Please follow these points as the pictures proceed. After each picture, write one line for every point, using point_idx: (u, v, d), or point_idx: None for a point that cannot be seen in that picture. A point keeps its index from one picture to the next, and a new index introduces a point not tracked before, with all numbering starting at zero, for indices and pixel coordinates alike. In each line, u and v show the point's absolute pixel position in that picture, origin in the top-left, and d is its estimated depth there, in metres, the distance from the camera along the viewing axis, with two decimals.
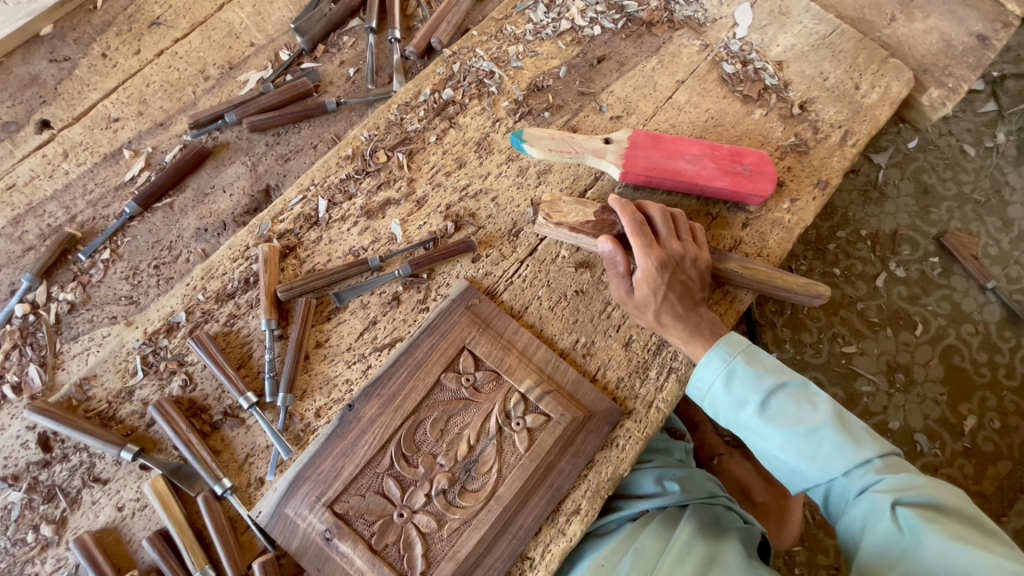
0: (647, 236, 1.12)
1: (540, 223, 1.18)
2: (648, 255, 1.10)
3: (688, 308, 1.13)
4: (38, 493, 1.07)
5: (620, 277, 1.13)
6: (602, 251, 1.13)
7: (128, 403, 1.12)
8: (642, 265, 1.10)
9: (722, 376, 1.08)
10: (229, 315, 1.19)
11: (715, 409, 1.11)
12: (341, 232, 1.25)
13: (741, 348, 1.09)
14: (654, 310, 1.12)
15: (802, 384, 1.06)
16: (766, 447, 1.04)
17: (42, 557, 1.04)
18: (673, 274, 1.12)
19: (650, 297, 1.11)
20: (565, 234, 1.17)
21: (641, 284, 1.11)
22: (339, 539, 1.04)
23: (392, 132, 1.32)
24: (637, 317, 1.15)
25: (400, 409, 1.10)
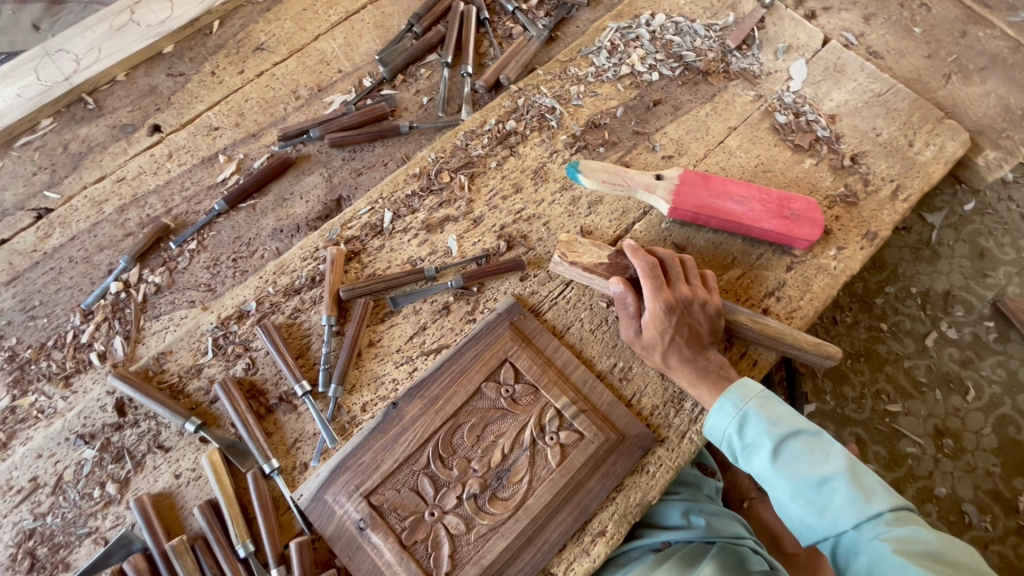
0: (657, 279, 1.16)
1: (556, 261, 1.24)
2: (656, 298, 1.14)
3: (695, 352, 1.16)
4: (108, 453, 1.17)
5: (629, 318, 1.17)
6: (613, 291, 1.17)
7: (197, 379, 1.23)
8: (649, 307, 1.14)
9: (734, 421, 1.09)
10: (294, 309, 1.29)
11: (728, 452, 1.12)
12: (402, 242, 1.35)
13: (754, 393, 1.10)
14: (661, 352, 1.15)
15: (814, 432, 1.06)
16: (777, 495, 1.04)
17: (104, 512, 1.13)
18: (681, 317, 1.15)
19: (657, 338, 1.14)
20: (578, 274, 1.23)
21: (647, 326, 1.14)
22: (371, 530, 1.09)
23: (457, 155, 1.44)
24: (646, 357, 1.18)
25: (438, 413, 1.16)
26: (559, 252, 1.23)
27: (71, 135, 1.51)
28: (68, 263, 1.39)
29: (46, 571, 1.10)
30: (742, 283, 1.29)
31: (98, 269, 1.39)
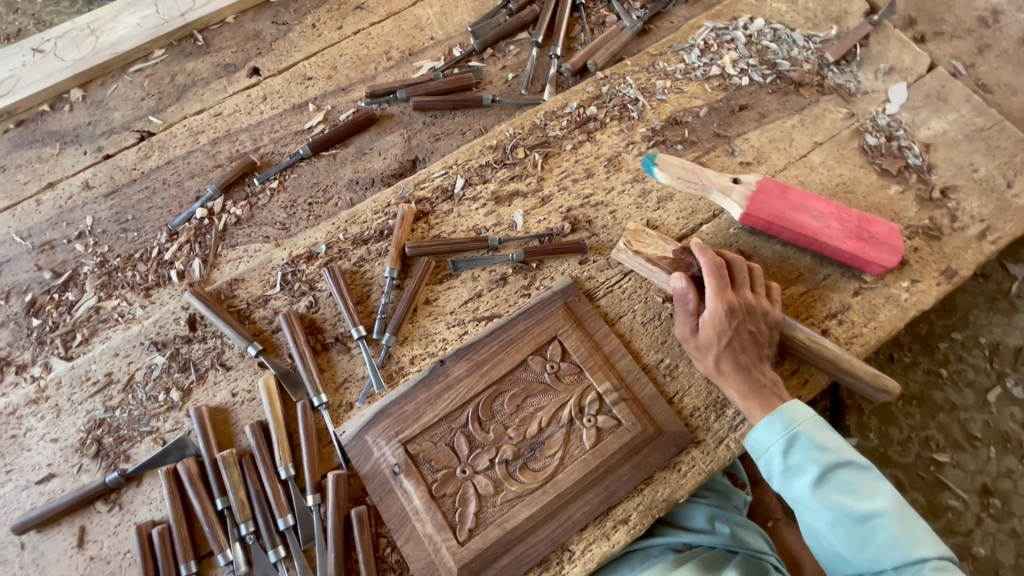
0: (722, 280, 1.15)
1: (620, 248, 1.25)
2: (719, 298, 1.13)
3: (750, 361, 1.14)
4: (176, 362, 1.26)
5: (686, 315, 1.16)
6: (674, 286, 1.17)
7: (262, 309, 1.30)
8: (710, 307, 1.13)
9: (781, 442, 1.07)
10: (360, 258, 1.34)
11: (766, 471, 1.09)
12: (469, 209, 1.39)
13: (806, 417, 1.08)
14: (714, 355, 1.14)
15: (862, 466, 1.04)
16: (814, 523, 1.02)
17: (166, 415, 1.22)
18: (741, 323, 1.14)
19: (713, 339, 1.13)
20: (640, 264, 1.23)
21: (705, 325, 1.13)
22: (404, 476, 1.13)
23: (534, 134, 1.46)
24: (697, 359, 1.17)
25: (483, 377, 1.19)
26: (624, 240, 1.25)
27: (178, 68, 1.61)
28: (162, 185, 1.49)
29: (109, 459, 1.19)
30: (805, 300, 1.27)
31: (187, 194, 1.48)
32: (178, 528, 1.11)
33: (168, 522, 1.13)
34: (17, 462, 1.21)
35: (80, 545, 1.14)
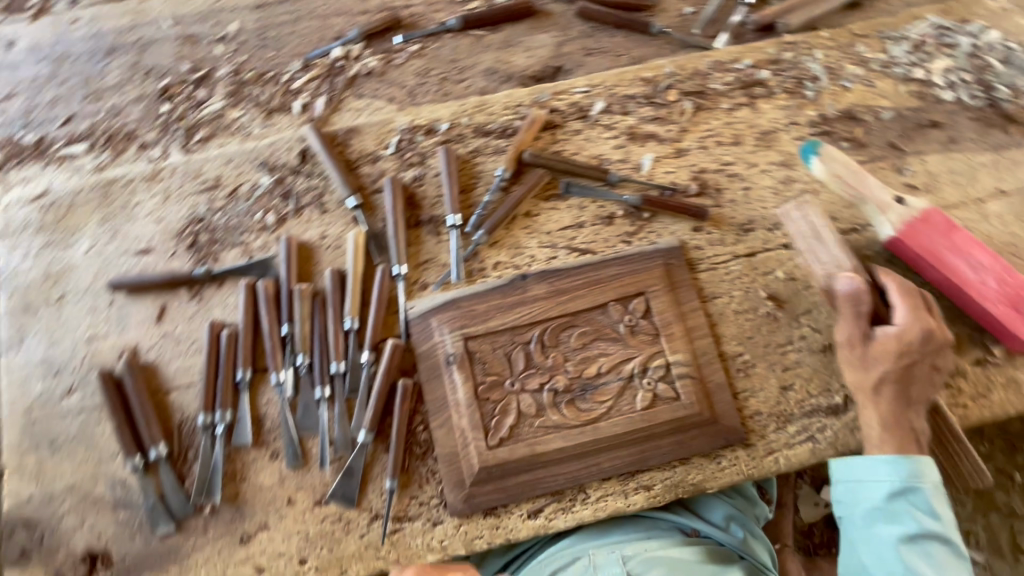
0: (920, 304, 1.11)
1: (791, 211, 1.17)
2: (916, 318, 1.08)
3: (910, 392, 1.09)
4: (279, 188, 1.29)
5: (861, 318, 1.09)
6: (839, 285, 1.10)
7: (370, 166, 1.29)
8: (908, 322, 1.08)
9: (896, 485, 1.06)
10: (476, 148, 1.30)
11: (857, 499, 1.09)
12: (600, 136, 1.30)
13: (931, 478, 1.06)
14: (885, 369, 1.08)
15: (952, 549, 1.05)
16: (875, 565, 1.06)
17: (257, 234, 1.26)
18: (926, 353, 1.08)
19: (890, 355, 1.08)
20: (807, 237, 1.15)
21: (888, 337, 1.08)
22: (456, 368, 1.15)
23: (693, 80, 1.33)
24: (853, 368, 1.11)
25: (559, 305, 1.17)
26: (800, 201, 1.17)
27: None
28: (309, 13, 1.47)
29: (200, 255, 1.26)
30: None
31: (329, 31, 1.45)
32: (244, 337, 1.18)
33: (237, 329, 1.20)
34: (121, 228, 1.29)
35: (158, 320, 1.23)
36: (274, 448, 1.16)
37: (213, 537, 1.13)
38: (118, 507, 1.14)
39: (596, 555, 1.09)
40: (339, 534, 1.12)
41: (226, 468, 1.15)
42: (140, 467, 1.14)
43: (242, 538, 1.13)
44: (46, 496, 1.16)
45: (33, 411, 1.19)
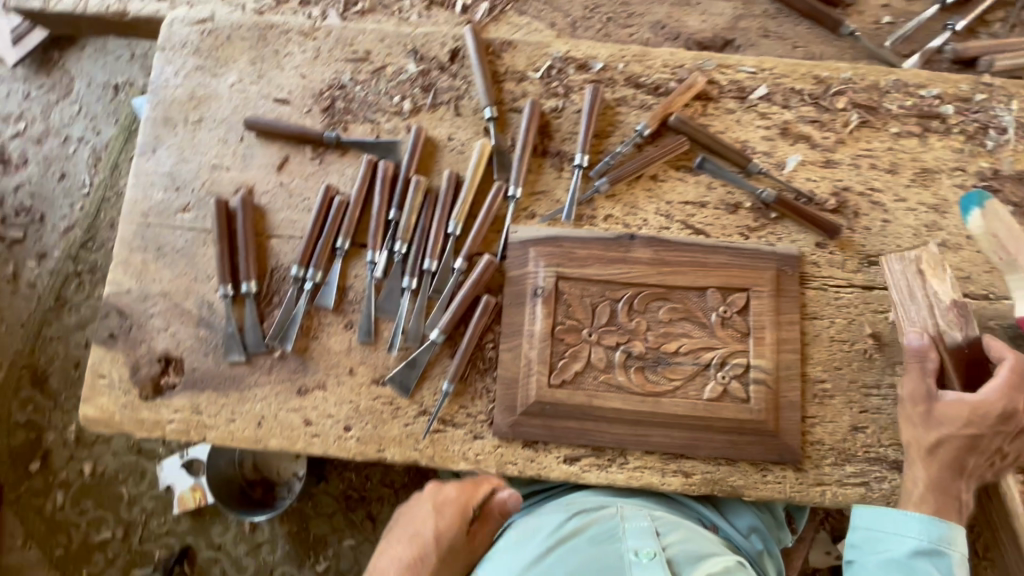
0: (1010, 384, 1.04)
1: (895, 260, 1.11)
2: (998, 394, 1.03)
3: (966, 462, 1.05)
4: (421, 79, 1.29)
5: (928, 375, 1.06)
6: (909, 341, 1.08)
7: (514, 83, 1.28)
8: (986, 396, 1.03)
9: (922, 543, 1.03)
10: (623, 97, 1.26)
11: (877, 550, 1.06)
12: (752, 121, 1.24)
13: (959, 547, 1.04)
14: (945, 433, 1.04)
15: None
16: None
17: (390, 117, 1.28)
18: (997, 431, 1.03)
19: (957, 421, 1.03)
20: (900, 289, 1.10)
21: (960, 404, 1.04)
22: (540, 302, 1.15)
23: (870, 93, 1.24)
24: (913, 424, 1.07)
25: (658, 274, 1.16)
26: (906, 253, 1.11)
27: None
28: None
29: (332, 120, 1.28)
30: None
31: None
32: (353, 209, 1.22)
33: (348, 199, 1.23)
34: (267, 72, 1.31)
35: (279, 169, 1.27)
36: (350, 319, 1.20)
37: (274, 379, 1.19)
38: (201, 325, 1.22)
39: (626, 509, 1.08)
40: (386, 416, 1.17)
41: (303, 323, 1.20)
42: (229, 296, 1.21)
43: (299, 390, 1.18)
44: (142, 294, 1.23)
45: (148, 216, 1.26)
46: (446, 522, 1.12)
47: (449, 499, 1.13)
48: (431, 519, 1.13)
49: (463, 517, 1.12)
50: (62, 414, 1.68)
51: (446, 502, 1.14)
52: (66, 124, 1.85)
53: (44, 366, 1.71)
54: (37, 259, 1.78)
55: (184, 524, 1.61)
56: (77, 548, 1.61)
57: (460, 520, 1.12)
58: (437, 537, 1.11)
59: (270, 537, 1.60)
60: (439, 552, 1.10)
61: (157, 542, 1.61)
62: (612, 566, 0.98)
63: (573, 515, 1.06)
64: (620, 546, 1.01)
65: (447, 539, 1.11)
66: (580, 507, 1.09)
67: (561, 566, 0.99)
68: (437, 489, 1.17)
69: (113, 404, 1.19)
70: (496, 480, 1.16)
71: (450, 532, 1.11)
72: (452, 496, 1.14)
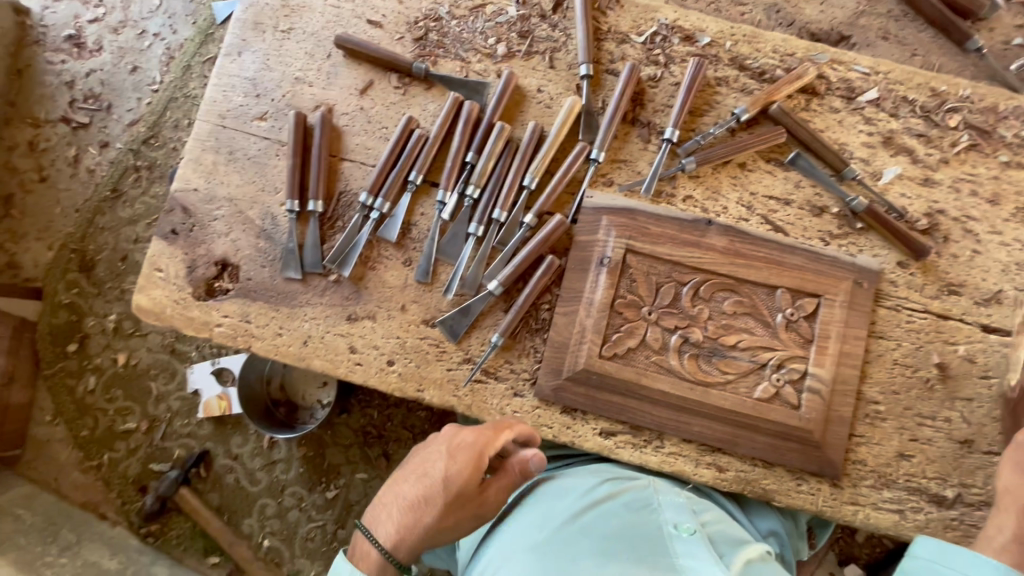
0: None
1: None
2: None
3: None
4: (520, 24, 1.25)
5: None
6: None
7: (615, 44, 1.23)
8: None
9: None
10: (725, 77, 1.21)
11: None
12: (856, 125, 1.18)
13: None
14: None
15: None
16: None
17: (481, 58, 1.24)
18: None
19: None
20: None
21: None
22: (604, 272, 1.13)
23: (986, 115, 1.17)
24: (1016, 471, 0.98)
25: (730, 265, 1.12)
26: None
27: None
28: None
29: (422, 51, 1.25)
30: None
31: None
32: (431, 145, 1.19)
33: (427, 135, 1.20)
34: None
35: (362, 93, 1.24)
36: (410, 256, 1.19)
37: (326, 302, 1.18)
38: (262, 235, 1.21)
39: (657, 484, 1.09)
40: (431, 357, 1.16)
41: (363, 252, 1.19)
42: (294, 212, 1.20)
43: (349, 317, 1.18)
44: (208, 196, 1.23)
45: (225, 118, 1.25)
46: (458, 466, 1.01)
47: (466, 446, 1.02)
48: (443, 460, 1.03)
49: (477, 467, 1.00)
50: (104, 303, 1.71)
51: (462, 445, 1.03)
52: (144, 17, 1.84)
53: (92, 254, 1.73)
54: (99, 148, 1.78)
55: (206, 429, 1.65)
56: (102, 433, 1.66)
57: (474, 469, 1.00)
58: (446, 482, 1.00)
59: (286, 457, 1.63)
60: (448, 497, 0.99)
61: (177, 441, 1.65)
62: (650, 532, 0.97)
63: (604, 481, 1.08)
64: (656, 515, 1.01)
65: (455, 487, 1.00)
66: (611, 476, 1.09)
67: (598, 524, 0.98)
68: (456, 432, 1.07)
69: (166, 298, 1.20)
70: (521, 435, 1.05)
71: (460, 479, 1.00)
72: (468, 440, 1.03)
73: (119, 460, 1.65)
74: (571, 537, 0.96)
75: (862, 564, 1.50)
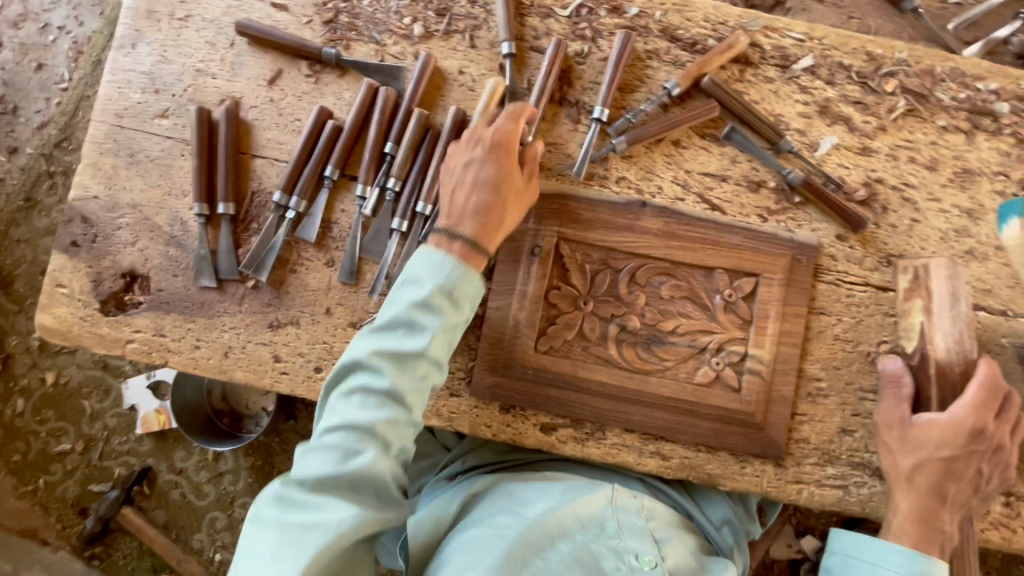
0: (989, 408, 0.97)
1: (937, 266, 1.03)
2: (972, 413, 0.97)
3: (952, 487, 0.98)
4: (437, 1, 1.16)
5: (902, 399, 1.03)
6: (887, 366, 1.06)
7: (538, 19, 1.15)
8: (956, 415, 0.97)
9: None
10: (654, 49, 1.14)
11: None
12: (790, 94, 1.13)
13: None
14: (919, 458, 0.99)
15: None
16: None
17: (397, 40, 1.16)
18: (977, 451, 0.97)
19: (932, 443, 0.98)
20: (939, 298, 1.02)
21: (931, 425, 0.98)
22: (536, 262, 1.07)
23: (923, 78, 1.13)
24: (889, 448, 1.02)
25: (666, 248, 1.07)
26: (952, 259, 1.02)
27: None
28: None
29: (333, 35, 1.16)
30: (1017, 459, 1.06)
31: None
32: (346, 137, 1.11)
33: (342, 126, 1.13)
34: None
35: (271, 83, 1.15)
36: (332, 256, 1.12)
37: (245, 310, 1.11)
38: (171, 243, 1.13)
39: (619, 499, 1.03)
40: None
41: (281, 254, 1.12)
42: (204, 217, 1.12)
43: (271, 324, 1.11)
44: (110, 203, 1.14)
45: (122, 117, 1.15)
46: (501, 164, 0.98)
47: (494, 134, 0.99)
48: (478, 163, 0.98)
49: (512, 156, 0.99)
50: (27, 320, 1.61)
51: (492, 144, 0.99)
52: (46, 9, 1.69)
53: (10, 268, 1.63)
54: (8, 154, 1.66)
55: (147, 445, 1.58)
56: (35, 456, 1.58)
57: (512, 158, 0.99)
58: (495, 179, 0.98)
59: (233, 468, 1.57)
60: (501, 195, 0.98)
61: (117, 460, 1.58)
62: (609, 564, 0.91)
63: (557, 495, 1.01)
64: (614, 541, 0.95)
65: (505, 180, 0.98)
66: (567, 488, 1.02)
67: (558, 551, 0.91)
68: (472, 135, 1.01)
69: (71, 316, 1.12)
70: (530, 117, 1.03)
71: (507, 172, 0.99)
72: (492, 134, 1.00)
73: (56, 483, 1.57)
74: (524, 554, 0.89)
75: (819, 535, 1.51)
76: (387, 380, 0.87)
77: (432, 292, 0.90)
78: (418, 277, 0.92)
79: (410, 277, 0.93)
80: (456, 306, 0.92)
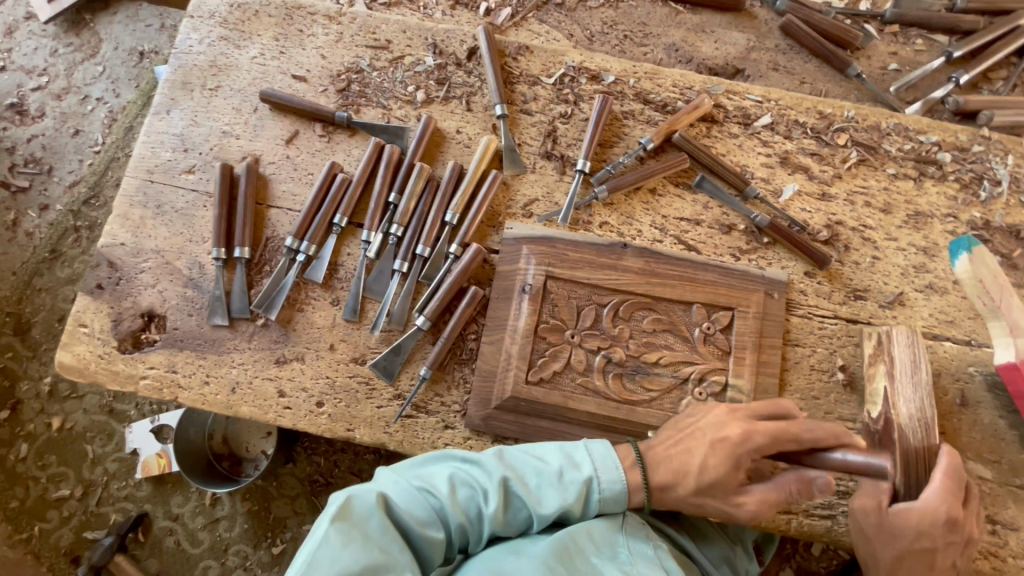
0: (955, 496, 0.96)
1: (897, 332, 1.10)
2: (942, 501, 0.95)
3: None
4: (438, 73, 1.32)
5: (874, 488, 0.98)
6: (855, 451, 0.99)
7: (527, 86, 1.31)
8: (929, 505, 0.95)
9: None
10: (630, 111, 1.29)
11: None
12: (753, 147, 1.26)
13: None
14: (897, 550, 0.96)
15: None
16: None
17: (402, 104, 1.31)
18: (952, 541, 0.96)
19: (909, 534, 0.95)
20: (903, 364, 1.08)
21: (908, 513, 0.95)
22: (527, 298, 1.16)
23: (871, 132, 1.27)
24: (865, 537, 0.99)
25: (647, 284, 1.16)
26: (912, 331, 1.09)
27: None
28: None
29: (346, 102, 1.31)
30: (996, 485, 1.09)
31: None
32: (355, 188, 1.23)
33: (351, 179, 1.25)
34: (289, 50, 1.34)
35: (288, 142, 1.29)
36: (337, 296, 1.21)
37: (254, 347, 1.18)
38: (189, 285, 1.22)
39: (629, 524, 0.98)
40: (361, 396, 1.16)
41: (290, 294, 1.21)
42: (221, 260, 1.21)
43: (277, 360, 1.18)
44: (135, 249, 1.24)
45: (153, 173, 1.28)
46: None
47: None
48: None
49: None
50: (39, 365, 1.67)
51: None
52: (88, 83, 1.89)
53: (29, 316, 1.71)
54: (39, 210, 1.79)
55: (145, 489, 1.59)
56: (33, 503, 1.58)
57: None
58: None
59: (229, 513, 1.57)
60: None
61: (114, 506, 1.58)
62: None
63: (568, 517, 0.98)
64: (629, 567, 0.90)
65: None
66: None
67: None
68: None
69: (90, 353, 1.19)
70: None
71: None
72: None
73: (50, 531, 1.57)
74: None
75: None
76: (494, 508, 0.89)
77: (585, 482, 0.93)
78: (588, 457, 0.95)
79: (583, 454, 0.96)
80: (586, 505, 0.94)
